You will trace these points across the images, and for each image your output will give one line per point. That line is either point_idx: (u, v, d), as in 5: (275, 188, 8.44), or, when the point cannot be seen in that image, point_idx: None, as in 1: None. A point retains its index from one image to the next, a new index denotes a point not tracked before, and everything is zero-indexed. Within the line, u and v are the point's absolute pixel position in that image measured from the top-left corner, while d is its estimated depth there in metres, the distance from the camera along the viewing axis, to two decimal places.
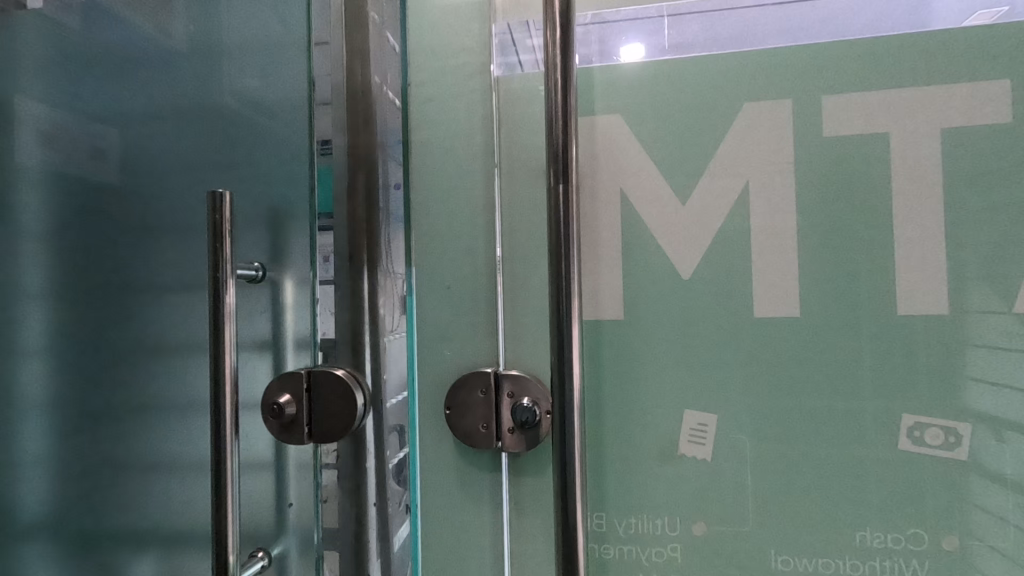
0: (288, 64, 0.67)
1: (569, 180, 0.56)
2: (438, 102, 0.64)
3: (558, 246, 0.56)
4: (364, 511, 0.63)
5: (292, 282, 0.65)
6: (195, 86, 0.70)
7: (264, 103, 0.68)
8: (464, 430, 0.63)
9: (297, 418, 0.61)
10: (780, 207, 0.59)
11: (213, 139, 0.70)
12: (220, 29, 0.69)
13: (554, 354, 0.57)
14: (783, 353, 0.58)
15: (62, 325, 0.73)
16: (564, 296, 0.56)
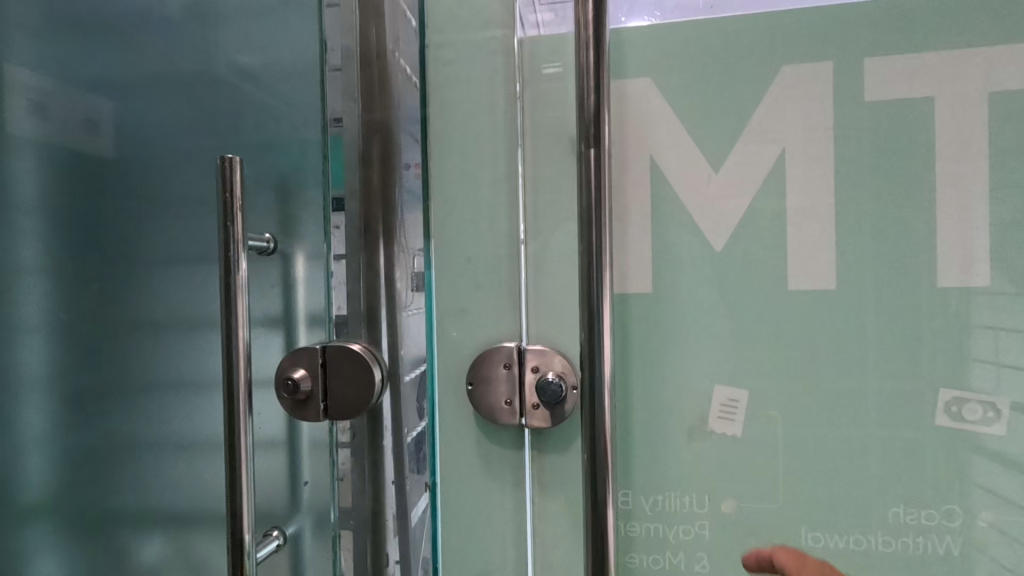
0: (290, 35, 0.68)
1: (602, 146, 0.51)
2: (457, 65, 0.61)
3: (591, 218, 0.51)
4: (382, 489, 0.61)
5: (301, 251, 0.66)
6: (194, 62, 0.74)
7: (259, 78, 0.71)
8: (486, 406, 0.60)
9: (312, 394, 0.59)
10: (817, 178, 0.52)
11: (214, 116, 0.74)
12: (217, 6, 0.73)
13: (583, 342, 0.51)
14: (818, 333, 0.53)
15: (86, 300, 0.75)
16: (597, 277, 0.51)
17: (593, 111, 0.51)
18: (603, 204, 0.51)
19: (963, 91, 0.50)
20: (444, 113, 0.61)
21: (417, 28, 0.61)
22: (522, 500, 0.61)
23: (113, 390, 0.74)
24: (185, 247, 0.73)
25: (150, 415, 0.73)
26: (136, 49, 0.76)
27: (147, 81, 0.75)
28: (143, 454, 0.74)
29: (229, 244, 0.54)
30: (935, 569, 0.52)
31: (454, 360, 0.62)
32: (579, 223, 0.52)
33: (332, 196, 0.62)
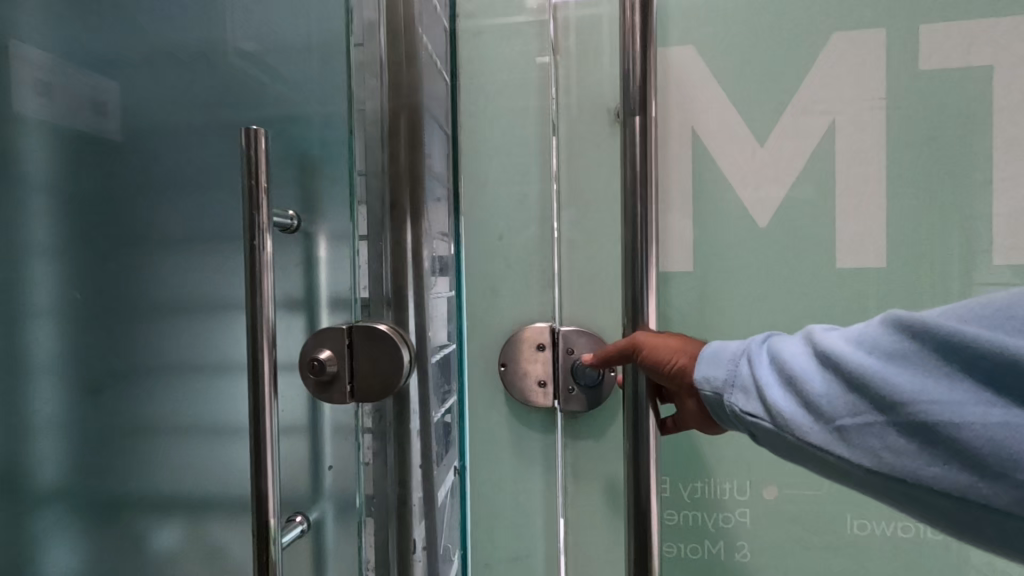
0: (306, 12, 0.67)
1: (648, 112, 0.49)
2: (489, 37, 0.61)
3: (638, 191, 0.50)
4: (408, 476, 0.58)
5: (325, 228, 0.64)
6: (199, 40, 0.72)
7: (266, 64, 0.70)
8: (519, 387, 0.62)
9: (338, 375, 0.56)
10: (859, 150, 0.55)
11: (224, 98, 0.72)
12: None
13: (626, 312, 0.51)
14: (849, 312, 0.56)
15: (92, 287, 0.72)
16: (645, 250, 0.50)
17: (640, 81, 0.49)
18: (649, 178, 0.50)
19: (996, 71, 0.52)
20: (474, 93, 0.62)
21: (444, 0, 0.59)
22: (552, 476, 0.63)
23: (126, 376, 0.72)
24: (199, 231, 0.71)
25: (171, 397, 0.72)
26: (142, 21, 0.73)
27: (151, 58, 0.73)
28: (164, 436, 0.72)
29: (253, 231, 0.52)
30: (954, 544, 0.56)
31: (486, 337, 0.63)
32: (624, 196, 0.51)
33: (355, 175, 0.58)
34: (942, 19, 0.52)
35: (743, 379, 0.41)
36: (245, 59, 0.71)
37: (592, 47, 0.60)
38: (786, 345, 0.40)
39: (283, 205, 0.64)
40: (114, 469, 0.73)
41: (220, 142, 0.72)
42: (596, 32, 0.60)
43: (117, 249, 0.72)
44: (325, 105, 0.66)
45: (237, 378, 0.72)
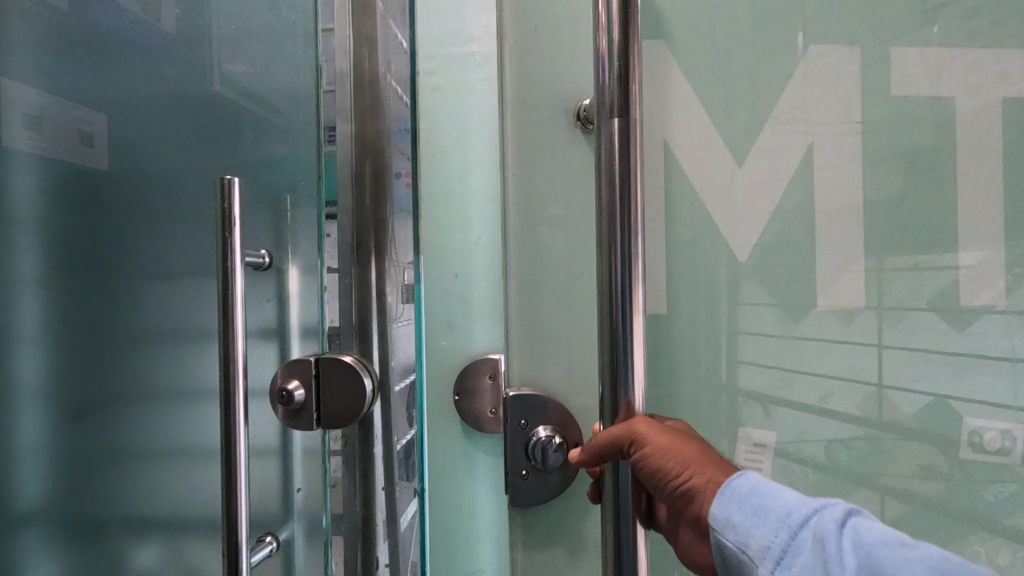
0: (283, 51, 0.72)
1: (630, 114, 0.46)
2: (446, 91, 0.67)
3: (622, 201, 0.46)
4: (372, 496, 0.63)
5: (296, 265, 0.68)
6: (186, 72, 0.77)
7: (252, 92, 0.75)
8: (473, 414, 0.66)
9: (306, 404, 0.61)
10: (789, 185, 0.62)
11: (207, 129, 0.77)
12: (208, 17, 0.76)
13: (606, 346, 0.47)
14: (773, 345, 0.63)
15: (75, 315, 0.75)
16: (631, 278, 0.46)
17: (619, 84, 0.46)
18: (635, 192, 0.46)
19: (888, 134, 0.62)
20: (430, 139, 0.67)
21: (408, 41, 0.63)
22: (503, 496, 0.68)
23: (108, 400, 0.76)
24: (179, 263, 0.76)
25: (151, 423, 0.75)
26: (130, 57, 0.77)
27: (138, 92, 0.77)
28: (141, 460, 0.76)
29: (225, 272, 0.58)
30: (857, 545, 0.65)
31: (444, 369, 0.68)
32: (601, 209, 0.47)
33: (327, 207, 0.65)
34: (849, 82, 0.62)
35: (796, 556, 0.45)
36: (232, 87, 0.75)
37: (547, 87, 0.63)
38: (867, 541, 0.44)
39: (256, 244, 0.68)
40: (96, 493, 0.76)
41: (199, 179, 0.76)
42: (545, 79, 0.64)
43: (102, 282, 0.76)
44: (293, 150, 0.70)
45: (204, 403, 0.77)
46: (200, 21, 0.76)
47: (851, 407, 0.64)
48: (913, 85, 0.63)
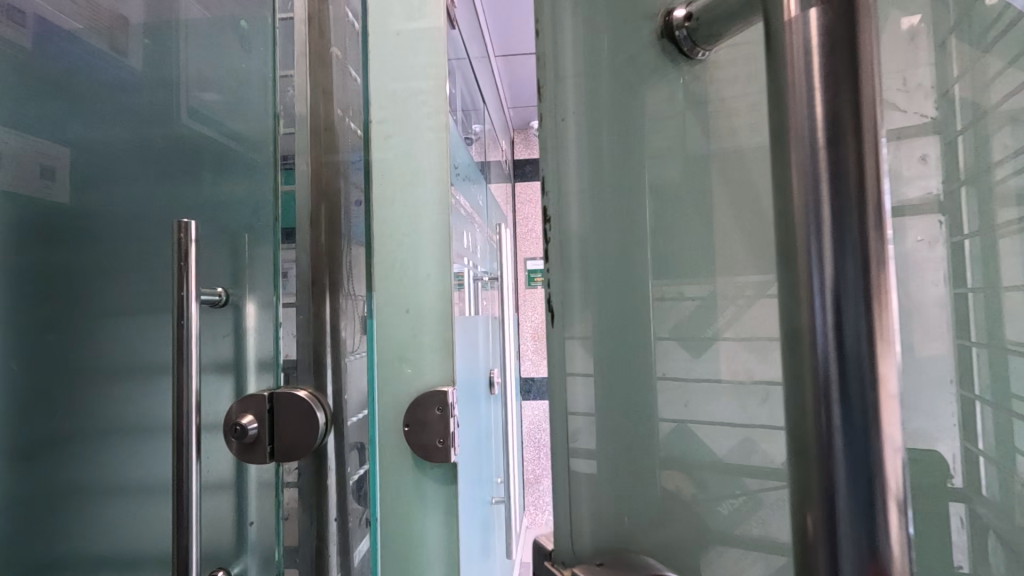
0: (251, 91, 0.73)
1: (858, 69, 0.32)
2: (397, 138, 0.72)
3: (860, 261, 0.32)
4: (325, 527, 0.66)
5: (253, 301, 0.69)
6: (150, 104, 0.74)
7: (222, 123, 0.74)
8: (422, 445, 0.69)
9: (259, 438, 0.63)
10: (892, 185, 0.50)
11: (166, 159, 0.74)
12: (178, 61, 0.75)
13: (813, 472, 0.34)
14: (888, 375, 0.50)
15: (23, 358, 0.70)
16: (875, 373, 0.32)
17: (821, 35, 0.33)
18: (883, 245, 0.32)
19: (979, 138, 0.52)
20: (386, 184, 0.72)
21: (360, 77, 0.71)
22: (453, 522, 0.71)
23: (48, 443, 0.71)
24: (139, 296, 0.75)
25: (107, 461, 0.74)
26: (92, 91, 0.73)
27: (97, 127, 0.73)
28: (89, 498, 0.73)
29: (181, 309, 0.60)
30: None
31: (393, 400, 0.71)
32: (797, 262, 0.35)
33: (283, 228, 0.68)
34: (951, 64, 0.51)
35: None
36: (203, 122, 0.74)
37: (625, 76, 0.49)
38: None
39: (210, 279, 0.68)
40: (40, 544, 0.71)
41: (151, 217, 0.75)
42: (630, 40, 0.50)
43: (12, 322, 0.69)
44: (253, 192, 0.71)
45: (164, 438, 0.76)
46: (167, 63, 0.75)
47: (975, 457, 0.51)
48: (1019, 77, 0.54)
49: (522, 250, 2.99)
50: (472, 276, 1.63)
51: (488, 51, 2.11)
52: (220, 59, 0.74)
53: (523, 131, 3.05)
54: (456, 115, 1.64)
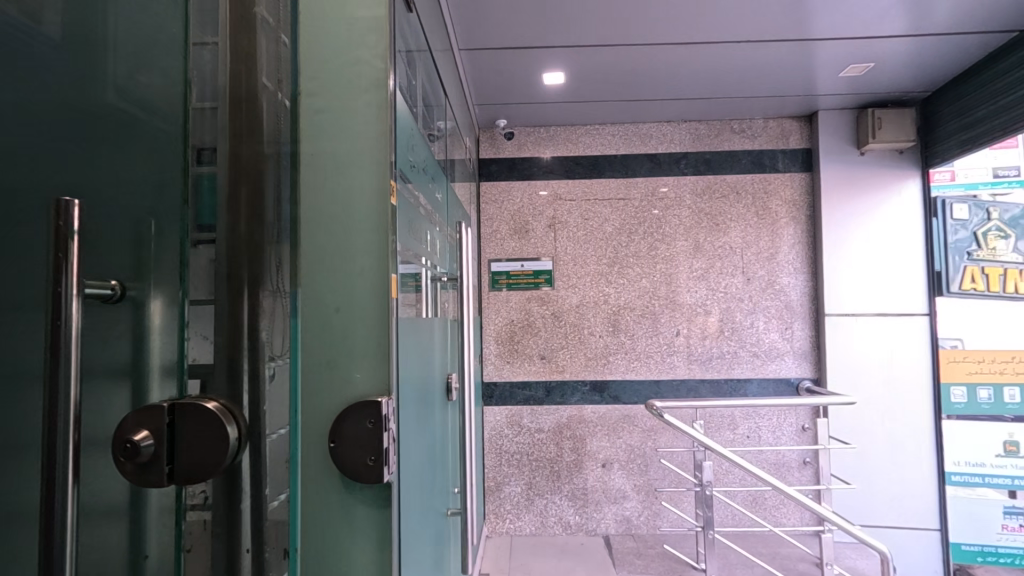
0: (172, 61, 0.61)
1: None
2: (330, 113, 0.64)
3: None
4: (239, 562, 0.57)
5: (159, 299, 0.59)
6: (65, 75, 0.59)
7: (153, 105, 0.61)
8: (349, 463, 0.60)
9: (157, 457, 0.53)
10: None
11: (79, 141, 0.60)
12: (106, 22, 0.60)
13: None
14: None
15: None
16: None
17: None
18: None
19: None
20: (316, 166, 0.63)
21: (289, 41, 0.63)
22: (386, 550, 0.62)
23: None
24: (17, 287, 0.58)
25: None
26: None
27: None
28: None
29: (58, 302, 0.49)
30: None
31: (319, 411, 0.62)
32: None
33: (195, 220, 0.61)
34: None
35: None
36: (133, 102, 0.61)
37: None
38: None
39: (103, 272, 0.58)
40: None
41: (33, 195, 0.59)
42: None
43: None
44: (161, 173, 0.60)
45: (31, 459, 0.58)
46: (93, 24, 0.60)
47: None
48: None
49: (486, 251, 2.92)
50: (429, 276, 1.54)
51: (451, 43, 2.03)
52: (151, 21, 0.61)
53: (489, 130, 2.98)
54: (416, 107, 1.55)
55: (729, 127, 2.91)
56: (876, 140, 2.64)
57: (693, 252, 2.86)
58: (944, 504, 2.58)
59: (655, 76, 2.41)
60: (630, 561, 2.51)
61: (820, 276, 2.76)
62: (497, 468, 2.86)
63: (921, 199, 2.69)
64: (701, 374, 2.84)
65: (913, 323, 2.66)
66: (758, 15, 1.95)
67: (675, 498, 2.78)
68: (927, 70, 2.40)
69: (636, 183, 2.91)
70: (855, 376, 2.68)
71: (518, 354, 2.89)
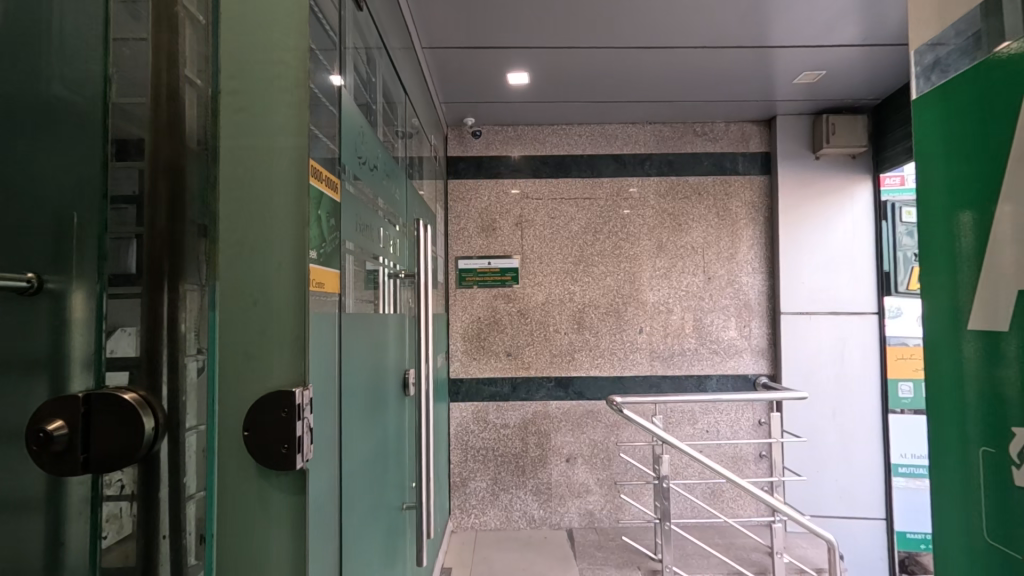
0: (92, 55, 0.61)
1: None
2: (251, 112, 0.65)
3: None
4: (156, 546, 0.59)
5: (81, 290, 0.59)
6: (10, 66, 0.60)
7: (84, 89, 0.60)
8: (262, 451, 0.62)
9: (70, 446, 0.55)
10: (1005, 202, 0.61)
11: (10, 128, 0.60)
12: (48, 16, 0.61)
13: None
14: (996, 354, 0.63)
15: None
16: None
17: None
18: None
19: (960, 169, 0.68)
20: (236, 164, 0.65)
21: (211, 37, 0.64)
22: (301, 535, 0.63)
23: None
24: None
25: None
26: None
27: None
28: None
29: None
30: (980, 518, 0.66)
31: (232, 403, 0.63)
32: None
33: (112, 210, 0.60)
34: (958, 108, 0.68)
35: None
36: (71, 88, 0.60)
37: None
38: None
39: (23, 262, 0.59)
40: None
41: None
42: None
43: None
44: (81, 164, 0.60)
45: None
46: (34, 16, 0.61)
47: (978, 401, 0.66)
48: (955, 115, 0.68)
49: (453, 249, 2.94)
50: (387, 274, 1.56)
51: (414, 41, 2.04)
52: (87, 15, 0.61)
53: (457, 129, 3.00)
54: (377, 104, 1.57)
55: (692, 130, 2.98)
56: (830, 146, 2.75)
57: (656, 252, 2.93)
58: (889, 495, 2.70)
59: (618, 78, 2.46)
60: (591, 553, 2.56)
61: (777, 275, 2.86)
62: (462, 464, 2.88)
63: (871, 203, 2.81)
64: (663, 371, 2.91)
65: (863, 321, 2.77)
66: (715, 22, 2.01)
67: (636, 492, 2.85)
68: (876, 79, 2.49)
69: (602, 183, 2.96)
70: (808, 373, 2.79)
71: (484, 351, 2.91)
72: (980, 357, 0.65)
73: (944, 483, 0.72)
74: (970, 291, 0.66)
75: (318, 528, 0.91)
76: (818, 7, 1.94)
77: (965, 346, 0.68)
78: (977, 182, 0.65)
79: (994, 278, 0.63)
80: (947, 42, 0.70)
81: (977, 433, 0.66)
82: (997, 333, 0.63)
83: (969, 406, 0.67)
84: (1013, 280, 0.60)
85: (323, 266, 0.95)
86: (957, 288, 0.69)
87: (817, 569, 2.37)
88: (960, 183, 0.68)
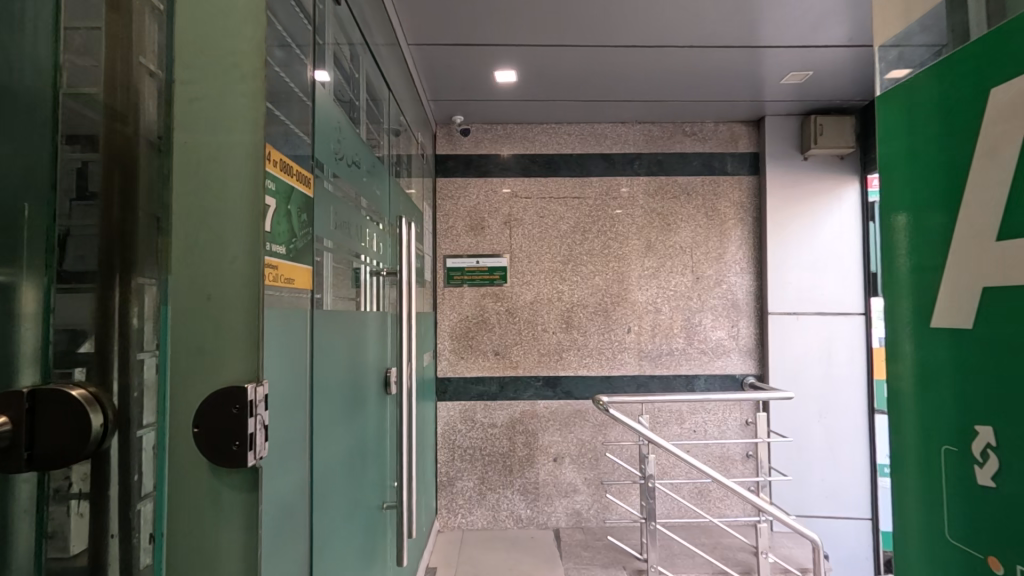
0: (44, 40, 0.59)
1: None
2: (205, 101, 0.63)
3: None
4: (103, 545, 0.59)
5: (30, 284, 0.58)
6: None
7: (35, 75, 0.59)
8: (213, 448, 0.60)
9: (15, 442, 0.54)
10: (974, 197, 0.60)
11: None
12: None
13: None
14: (961, 353, 0.62)
15: None
16: None
17: None
18: None
19: (926, 167, 0.67)
20: (190, 155, 0.62)
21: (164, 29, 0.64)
22: (253, 538, 0.61)
23: None
24: None
25: None
26: None
27: None
28: None
29: None
30: (942, 518, 0.65)
31: (183, 402, 0.61)
32: None
33: (62, 202, 0.60)
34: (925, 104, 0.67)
35: None
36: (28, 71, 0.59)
37: None
38: None
39: None
40: None
41: None
42: None
43: None
44: (29, 152, 0.58)
45: None
46: None
47: (941, 400, 0.65)
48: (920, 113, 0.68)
49: (441, 247, 2.93)
50: (369, 271, 1.54)
51: (399, 37, 2.03)
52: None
53: (446, 126, 2.98)
54: (360, 100, 1.55)
55: (681, 129, 2.97)
56: (818, 146, 2.76)
57: (645, 252, 2.93)
58: (875, 495, 2.71)
59: (606, 77, 2.45)
60: (578, 553, 2.55)
61: (764, 276, 2.86)
62: (450, 463, 2.87)
63: (858, 204, 2.82)
64: (651, 371, 2.91)
65: (850, 321, 2.78)
66: (700, 20, 2.01)
67: (624, 492, 2.85)
68: (864, 80, 2.50)
69: (591, 182, 2.96)
70: (795, 373, 2.79)
71: (472, 350, 2.90)
72: (944, 355, 0.65)
73: (906, 482, 0.72)
74: (937, 288, 0.66)
75: (283, 530, 0.89)
76: (803, 6, 1.93)
77: (929, 344, 0.67)
78: (944, 179, 0.64)
79: (960, 275, 0.62)
80: (915, 41, 0.70)
81: (940, 433, 0.65)
82: (961, 331, 0.62)
83: (932, 405, 0.67)
84: (979, 277, 0.59)
85: (293, 263, 0.94)
86: (922, 286, 0.68)
87: (802, 569, 2.37)
88: (925, 180, 0.67)
